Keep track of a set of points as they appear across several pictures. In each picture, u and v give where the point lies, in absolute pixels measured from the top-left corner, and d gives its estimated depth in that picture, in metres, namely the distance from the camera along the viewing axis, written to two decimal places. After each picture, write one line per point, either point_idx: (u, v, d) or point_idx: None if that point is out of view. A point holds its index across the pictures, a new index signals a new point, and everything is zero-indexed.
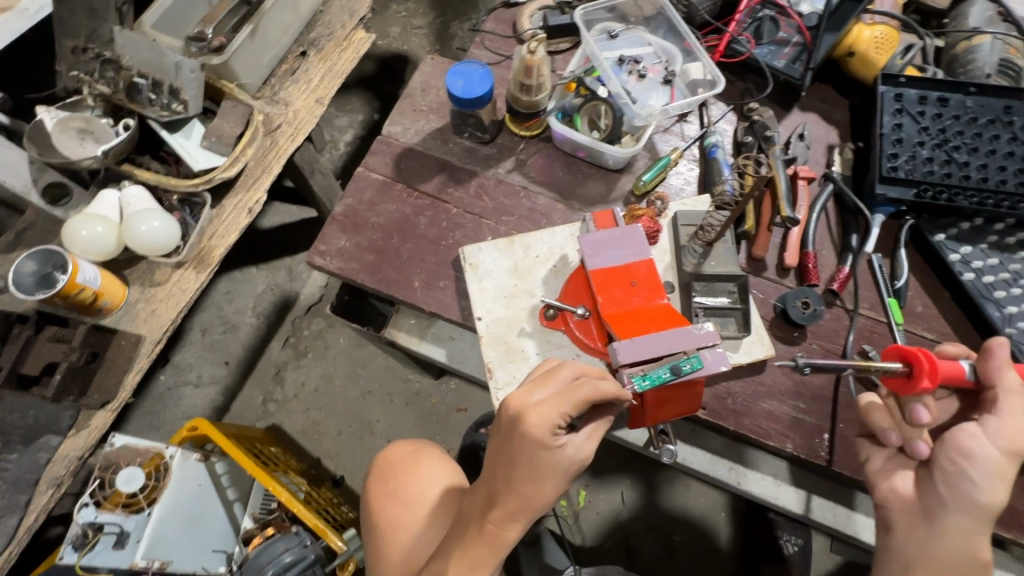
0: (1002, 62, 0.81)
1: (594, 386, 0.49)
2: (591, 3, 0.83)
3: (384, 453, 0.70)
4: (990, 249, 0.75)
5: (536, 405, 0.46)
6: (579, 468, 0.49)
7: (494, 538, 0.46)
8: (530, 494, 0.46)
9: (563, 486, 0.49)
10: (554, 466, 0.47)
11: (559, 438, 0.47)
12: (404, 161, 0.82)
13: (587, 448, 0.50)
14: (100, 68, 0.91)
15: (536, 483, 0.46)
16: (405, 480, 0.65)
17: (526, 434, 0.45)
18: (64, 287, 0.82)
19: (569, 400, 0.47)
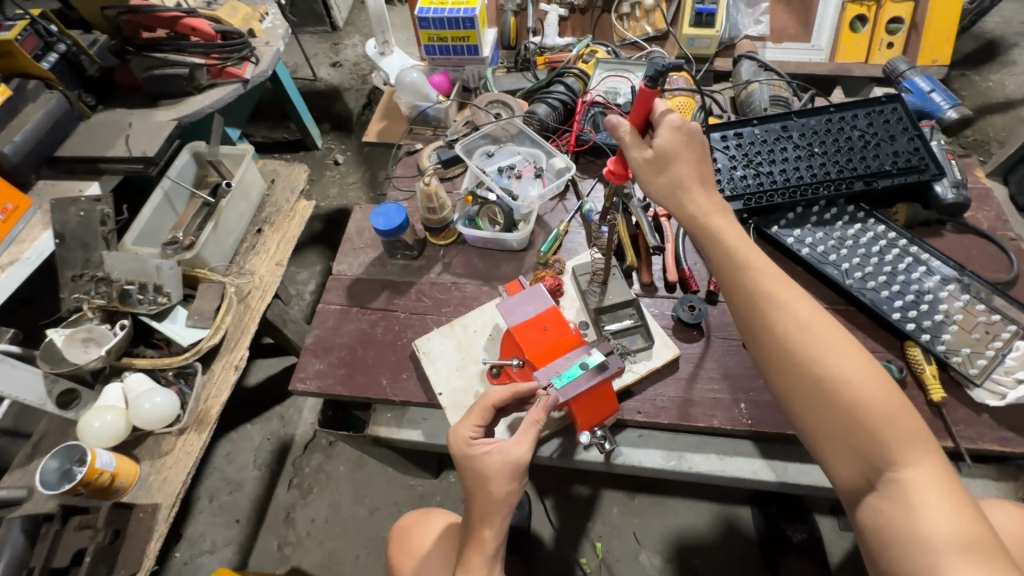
0: (772, 97, 1.09)
1: (487, 397, 0.71)
2: (467, 137, 1.09)
3: (400, 524, 0.91)
4: (814, 227, 0.96)
5: (452, 429, 0.70)
6: (517, 465, 0.67)
7: (477, 534, 0.66)
8: (480, 493, 0.66)
9: (512, 482, 0.67)
10: (483, 468, 0.67)
11: (481, 446, 0.68)
12: (355, 289, 1.01)
13: (520, 449, 0.68)
14: (95, 286, 1.10)
15: (478, 484, 0.67)
16: (414, 536, 0.86)
17: (455, 452, 0.68)
18: (87, 474, 0.93)
19: (475, 417, 0.70)
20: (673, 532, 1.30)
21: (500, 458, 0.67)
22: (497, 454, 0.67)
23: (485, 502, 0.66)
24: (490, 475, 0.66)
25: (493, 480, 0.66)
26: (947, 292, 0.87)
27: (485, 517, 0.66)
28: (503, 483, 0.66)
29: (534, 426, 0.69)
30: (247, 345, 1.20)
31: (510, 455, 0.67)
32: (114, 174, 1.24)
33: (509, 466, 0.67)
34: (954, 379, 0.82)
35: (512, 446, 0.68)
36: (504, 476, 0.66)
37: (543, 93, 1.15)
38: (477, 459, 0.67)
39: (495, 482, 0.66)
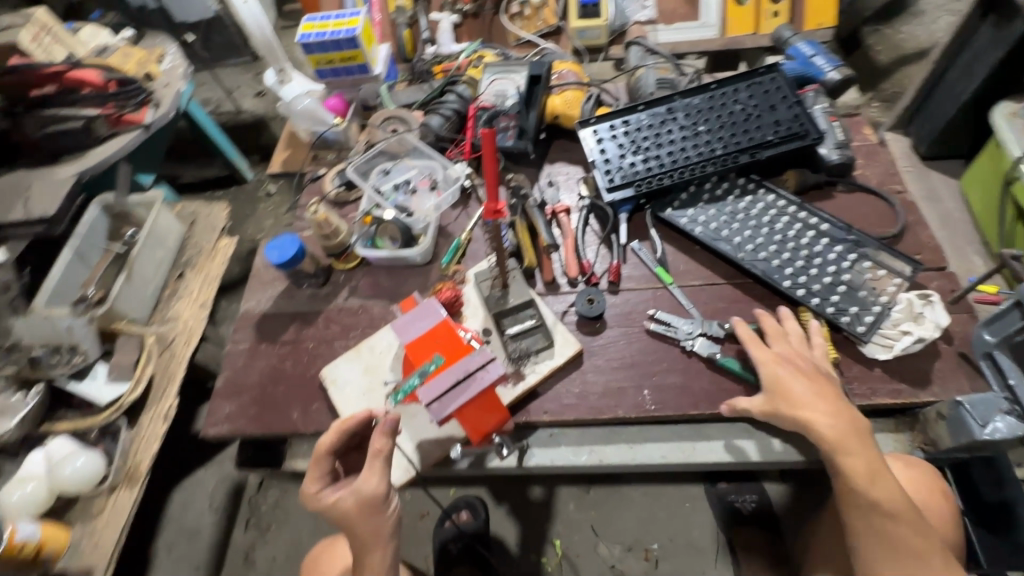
0: (659, 80, 1.10)
1: (320, 446, 0.72)
2: (362, 157, 1.09)
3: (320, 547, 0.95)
4: (707, 205, 0.97)
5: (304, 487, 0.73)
6: (372, 497, 0.69)
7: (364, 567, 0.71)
8: (348, 534, 0.70)
9: (375, 511, 0.70)
10: (338, 511, 0.69)
11: (329, 494, 0.71)
12: (263, 325, 1.00)
13: (369, 482, 0.69)
14: (8, 355, 1.10)
15: (344, 528, 0.70)
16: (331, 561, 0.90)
17: (312, 508, 0.71)
18: (5, 549, 0.92)
19: (316, 469, 0.72)
20: (631, 518, 1.30)
21: (353, 498, 0.69)
22: (346, 497, 0.69)
23: (357, 539, 0.70)
24: (351, 517, 0.69)
25: (354, 518, 0.69)
26: (836, 253, 0.89)
27: (365, 550, 0.70)
28: (365, 516, 0.69)
29: (377, 456, 0.70)
30: (175, 393, 1.19)
31: (361, 492, 0.69)
32: (19, 238, 1.22)
33: (361, 503, 0.69)
34: (847, 338, 0.83)
35: (360, 483, 0.69)
36: (364, 511, 0.69)
37: (437, 103, 1.15)
38: (328, 507, 0.70)
39: (357, 519, 0.69)
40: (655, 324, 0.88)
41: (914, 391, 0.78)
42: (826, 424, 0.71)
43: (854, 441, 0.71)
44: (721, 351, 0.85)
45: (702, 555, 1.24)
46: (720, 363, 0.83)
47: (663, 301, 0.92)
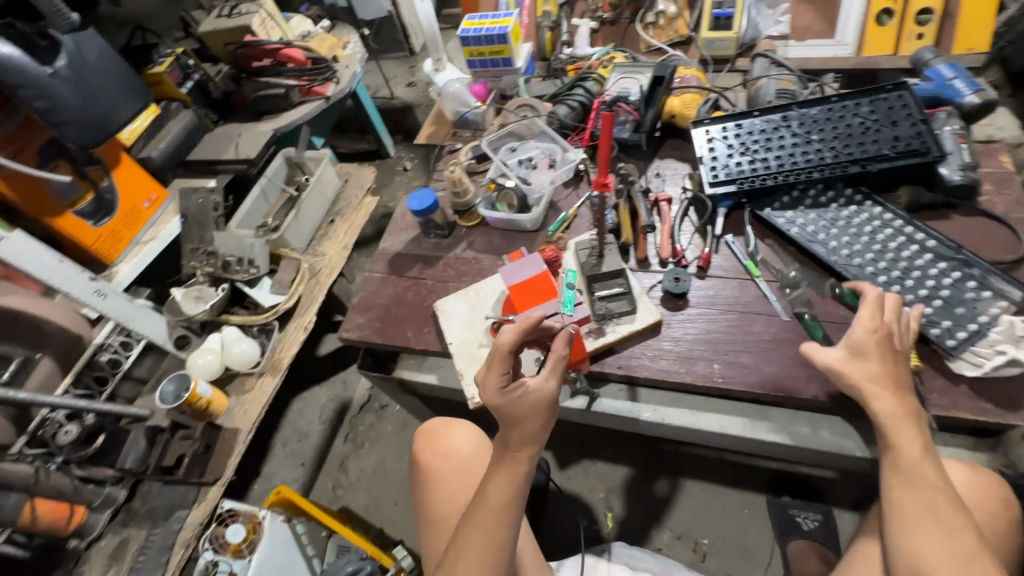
0: (779, 91, 1.15)
1: (501, 346, 0.71)
2: (494, 136, 1.27)
3: (428, 423, 1.10)
4: (807, 209, 1.01)
5: (481, 382, 0.72)
6: (550, 399, 0.71)
7: (512, 455, 0.72)
8: (517, 428, 0.71)
9: (546, 413, 0.72)
10: (518, 405, 0.70)
11: (511, 391, 0.71)
12: (395, 261, 1.21)
13: (549, 384, 0.72)
14: (207, 258, 1.42)
15: (513, 422, 0.71)
16: (444, 441, 1.05)
17: (490, 404, 0.71)
18: (190, 396, 1.21)
19: (497, 366, 0.71)
20: (685, 508, 1.34)
21: (535, 397, 0.71)
22: (527, 393, 0.71)
23: (523, 434, 0.71)
24: (527, 414, 0.71)
25: (531, 414, 0.71)
26: (938, 269, 0.88)
27: (523, 444, 0.72)
28: (539, 415, 0.71)
29: (560, 358, 0.73)
30: (315, 311, 1.46)
31: (543, 392, 0.71)
32: (227, 173, 1.57)
33: (542, 402, 0.71)
34: (934, 352, 0.83)
35: (542, 383, 0.71)
36: (541, 410, 0.71)
37: (566, 96, 1.30)
38: (511, 403, 0.70)
39: (529, 418, 0.71)
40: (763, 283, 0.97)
41: (1002, 413, 0.77)
42: (886, 399, 0.71)
43: (905, 419, 0.70)
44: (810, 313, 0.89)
45: (752, 560, 1.25)
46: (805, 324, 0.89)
47: (748, 292, 0.97)
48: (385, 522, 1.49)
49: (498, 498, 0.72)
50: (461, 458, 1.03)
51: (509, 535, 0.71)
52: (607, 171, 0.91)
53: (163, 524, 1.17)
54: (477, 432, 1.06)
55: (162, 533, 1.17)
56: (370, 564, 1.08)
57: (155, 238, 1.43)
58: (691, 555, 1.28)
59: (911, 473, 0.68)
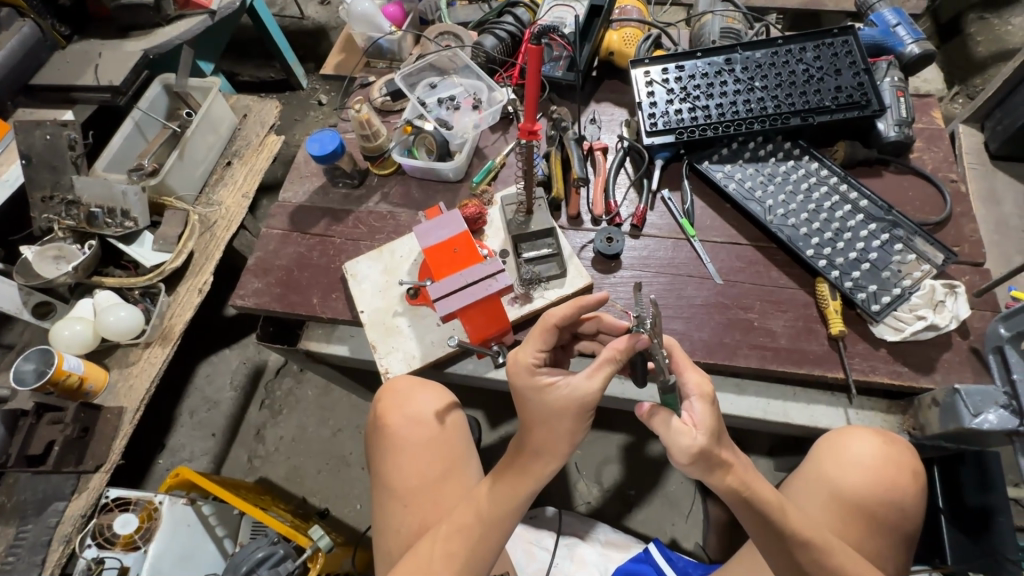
0: (724, 30, 1.05)
1: (548, 320, 0.67)
2: (411, 68, 1.10)
3: (388, 383, 0.87)
4: (746, 163, 0.95)
5: (514, 355, 0.67)
6: (584, 401, 0.62)
7: (524, 466, 0.65)
8: (540, 430, 0.64)
9: (580, 416, 0.63)
10: (547, 399, 0.63)
11: (544, 379, 0.64)
12: (297, 215, 1.05)
13: (589, 385, 0.62)
14: (66, 208, 1.16)
15: (537, 417, 0.64)
16: (408, 407, 0.84)
17: (517, 384, 0.65)
18: (54, 374, 1.03)
19: (536, 342, 0.66)
20: (614, 463, 1.34)
21: (566, 393, 0.63)
22: (562, 389, 0.63)
23: (549, 441, 0.64)
24: (550, 415, 0.63)
25: (558, 416, 0.63)
26: (868, 230, 0.86)
27: (542, 452, 0.64)
28: (567, 417, 0.63)
29: (609, 361, 0.62)
30: (211, 270, 1.28)
31: (578, 390, 0.62)
32: (87, 103, 1.29)
33: (575, 403, 0.62)
34: (858, 316, 0.83)
35: (581, 380, 0.63)
36: (568, 413, 0.63)
37: (493, 23, 1.14)
38: (540, 390, 0.64)
39: (557, 417, 0.63)
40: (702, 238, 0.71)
41: (916, 375, 0.78)
42: (724, 480, 0.60)
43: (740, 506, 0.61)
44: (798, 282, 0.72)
45: (675, 508, 1.29)
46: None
47: (681, 253, 0.92)
48: (308, 491, 1.41)
49: (492, 507, 0.66)
50: (430, 427, 0.83)
51: (497, 546, 0.67)
52: (535, 117, 0.75)
53: (36, 519, 1.03)
54: (447, 397, 0.86)
55: (37, 529, 1.02)
56: (282, 547, 0.98)
57: None
58: (619, 506, 1.30)
59: (772, 535, 0.60)
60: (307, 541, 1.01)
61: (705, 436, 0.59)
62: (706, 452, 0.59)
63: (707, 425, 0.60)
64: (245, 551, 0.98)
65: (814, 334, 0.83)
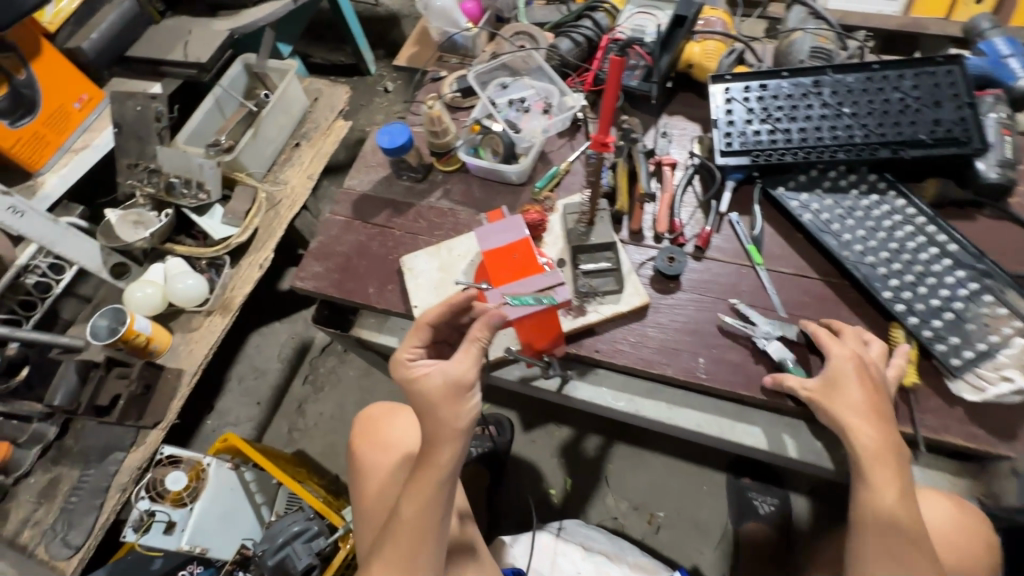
0: (815, 49, 0.99)
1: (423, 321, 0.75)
2: (484, 67, 1.10)
3: (365, 414, 0.97)
4: (825, 193, 0.90)
5: (394, 352, 0.75)
6: (455, 383, 0.69)
7: (430, 458, 0.71)
8: (429, 417, 0.70)
9: (456, 399, 0.70)
10: (419, 385, 0.71)
11: (417, 366, 0.73)
12: (360, 204, 1.07)
13: (452, 371, 0.70)
14: (148, 176, 1.23)
15: (427, 401, 0.70)
16: (380, 431, 0.93)
17: (397, 374, 0.73)
18: (126, 332, 1.10)
19: (412, 340, 0.75)
20: (640, 481, 1.33)
21: (439, 378, 0.70)
22: (431, 374, 0.71)
23: (435, 425, 0.70)
24: (429, 395, 0.70)
25: (433, 400, 0.70)
26: (955, 278, 0.80)
27: (437, 438, 0.70)
28: (449, 402, 0.70)
29: (472, 344, 0.71)
30: (272, 247, 1.32)
31: (449, 375, 0.70)
32: (174, 77, 1.35)
33: (443, 385, 0.69)
34: (934, 368, 0.77)
35: (450, 365, 0.70)
36: (446, 393, 0.70)
37: (570, 26, 1.12)
38: (416, 377, 0.72)
39: (436, 401, 0.70)
40: (729, 317, 0.85)
41: (994, 441, 0.72)
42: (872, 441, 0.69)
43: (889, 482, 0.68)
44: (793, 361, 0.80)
45: (705, 537, 1.25)
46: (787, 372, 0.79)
47: (744, 281, 0.89)
48: (341, 469, 1.46)
49: (412, 504, 0.72)
50: (394, 451, 0.90)
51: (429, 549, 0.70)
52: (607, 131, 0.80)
53: (98, 465, 1.09)
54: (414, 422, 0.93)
55: (97, 474, 1.08)
56: (317, 524, 1.02)
57: (87, 147, 1.25)
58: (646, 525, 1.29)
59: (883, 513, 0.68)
60: (339, 522, 1.04)
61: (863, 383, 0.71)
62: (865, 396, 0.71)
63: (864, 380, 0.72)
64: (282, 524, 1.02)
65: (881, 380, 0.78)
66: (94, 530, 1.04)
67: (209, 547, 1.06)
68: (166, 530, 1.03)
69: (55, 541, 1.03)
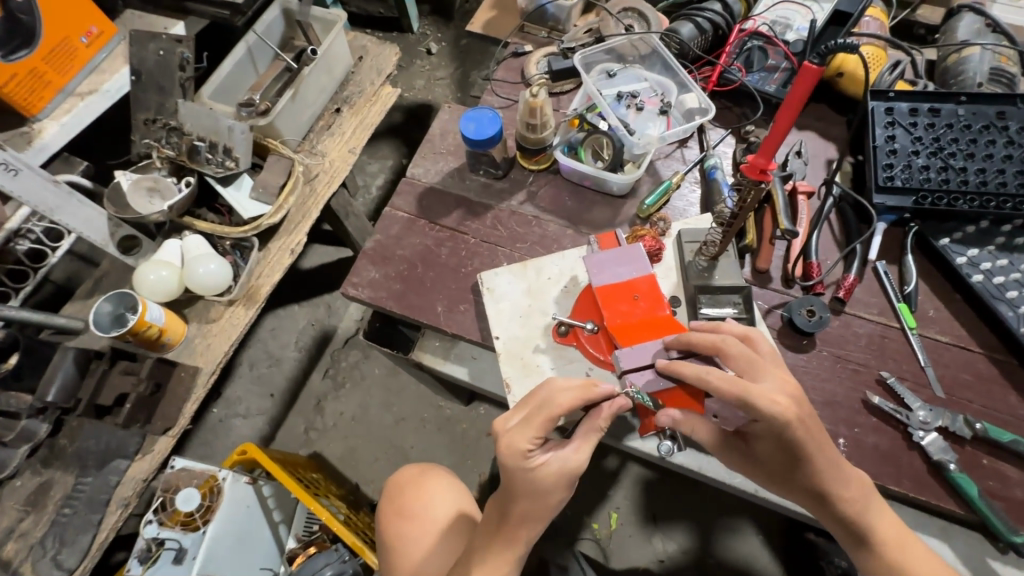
0: (993, 70, 0.85)
1: (550, 407, 0.56)
2: (591, 47, 0.92)
3: (394, 477, 0.83)
4: (997, 251, 0.76)
5: (504, 433, 0.57)
6: (573, 475, 0.57)
7: (511, 532, 0.59)
8: (528, 499, 0.57)
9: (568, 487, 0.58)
10: (538, 481, 0.56)
11: (537, 458, 0.56)
12: (426, 199, 0.90)
13: (577, 458, 0.57)
14: (167, 135, 1.04)
15: (531, 491, 0.57)
16: (413, 498, 0.79)
17: (509, 465, 0.56)
18: (135, 325, 0.92)
19: (534, 429, 0.55)
20: (692, 522, 1.23)
21: (559, 467, 0.57)
22: (553, 463, 0.57)
23: (533, 505, 0.58)
24: (544, 484, 0.57)
25: (548, 492, 0.57)
26: None
27: (529, 518, 0.58)
28: (560, 491, 0.58)
29: (595, 430, 0.58)
30: (306, 231, 1.12)
31: (570, 464, 0.57)
32: (201, 17, 1.14)
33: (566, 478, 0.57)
34: None
35: (571, 453, 0.57)
36: (562, 483, 0.57)
37: (692, 8, 0.94)
38: (533, 471, 0.56)
39: (551, 491, 0.57)
40: (878, 399, 0.71)
41: None
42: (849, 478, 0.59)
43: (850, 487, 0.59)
44: (956, 462, 0.67)
45: None
46: (950, 478, 0.66)
47: (891, 345, 0.75)
48: (362, 478, 1.33)
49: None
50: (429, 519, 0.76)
51: None
52: (774, 155, 0.53)
53: (96, 473, 0.94)
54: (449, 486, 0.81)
55: (95, 484, 0.93)
56: (353, 567, 0.95)
57: (94, 92, 1.05)
58: (695, 571, 1.20)
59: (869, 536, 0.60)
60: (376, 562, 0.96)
61: (782, 418, 0.54)
62: (789, 428, 0.54)
63: (792, 408, 0.54)
64: (313, 565, 0.95)
65: None
66: (90, 550, 0.91)
67: None
68: (176, 560, 0.89)
69: (44, 560, 0.90)
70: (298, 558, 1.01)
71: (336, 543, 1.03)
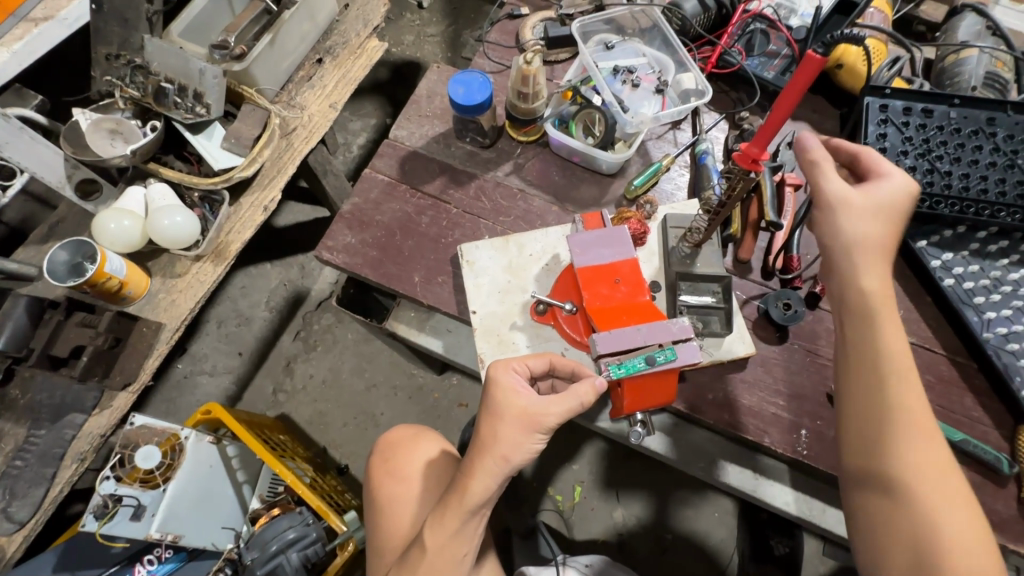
0: (988, 75, 0.84)
1: (548, 359, 0.62)
2: (589, 15, 0.88)
3: (389, 435, 0.80)
4: (970, 256, 0.77)
5: (500, 359, 0.59)
6: (541, 424, 0.53)
7: (462, 481, 0.52)
8: (486, 442, 0.53)
9: (529, 454, 0.53)
10: (503, 405, 0.53)
11: (518, 385, 0.55)
12: (408, 164, 0.86)
13: (550, 407, 0.54)
14: (131, 74, 0.97)
15: (497, 421, 0.53)
16: (404, 460, 0.75)
17: (490, 371, 0.56)
18: (94, 275, 0.87)
19: (524, 360, 0.59)
20: (652, 499, 1.26)
21: (528, 404, 0.53)
22: (523, 398, 0.54)
23: (491, 450, 0.52)
24: (505, 413, 0.53)
25: (514, 431, 0.52)
26: None
27: (486, 465, 0.52)
28: (519, 434, 0.52)
29: (577, 397, 0.55)
30: (280, 187, 1.07)
31: (540, 407, 0.53)
32: None
33: (531, 419, 0.53)
34: None
35: (547, 404, 0.54)
36: (521, 423, 0.53)
37: None
38: (506, 395, 0.54)
39: (511, 428, 0.52)
40: None
41: None
42: None
43: None
44: None
45: (709, 565, 1.21)
46: None
47: None
48: (330, 442, 1.32)
49: (434, 544, 0.53)
50: (411, 482, 0.73)
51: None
52: (767, 147, 0.52)
53: (50, 427, 0.91)
54: (442, 451, 0.76)
55: (49, 437, 0.90)
56: (315, 530, 0.98)
57: (49, 19, 0.96)
58: (650, 543, 1.24)
59: None
60: (339, 527, 0.98)
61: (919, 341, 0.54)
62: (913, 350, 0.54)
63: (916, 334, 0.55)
64: (275, 527, 0.97)
65: (995, 489, 0.70)
66: (43, 504, 0.89)
67: (183, 534, 0.90)
68: (134, 516, 0.85)
69: None
70: (260, 519, 1.02)
71: (300, 506, 1.05)
